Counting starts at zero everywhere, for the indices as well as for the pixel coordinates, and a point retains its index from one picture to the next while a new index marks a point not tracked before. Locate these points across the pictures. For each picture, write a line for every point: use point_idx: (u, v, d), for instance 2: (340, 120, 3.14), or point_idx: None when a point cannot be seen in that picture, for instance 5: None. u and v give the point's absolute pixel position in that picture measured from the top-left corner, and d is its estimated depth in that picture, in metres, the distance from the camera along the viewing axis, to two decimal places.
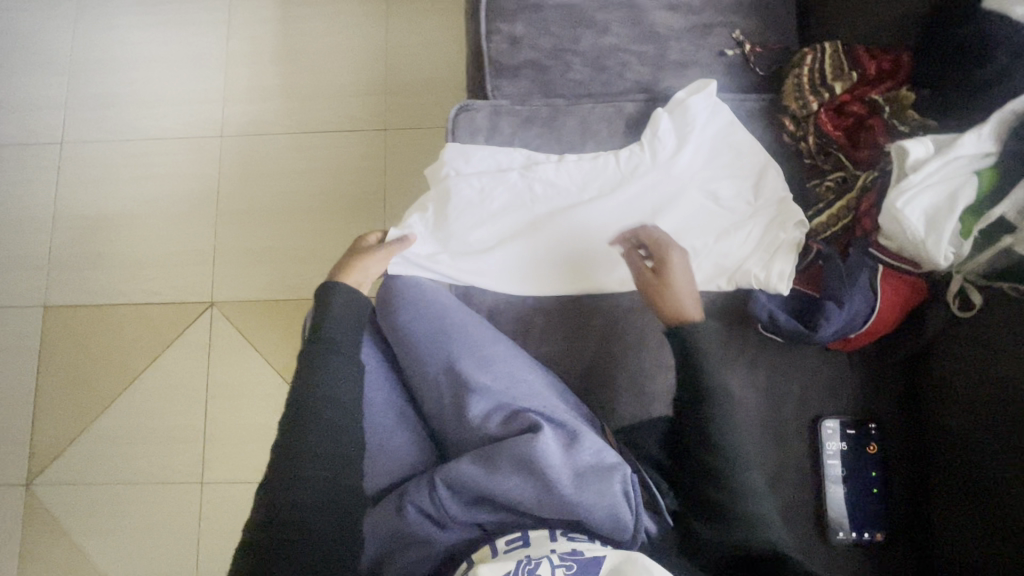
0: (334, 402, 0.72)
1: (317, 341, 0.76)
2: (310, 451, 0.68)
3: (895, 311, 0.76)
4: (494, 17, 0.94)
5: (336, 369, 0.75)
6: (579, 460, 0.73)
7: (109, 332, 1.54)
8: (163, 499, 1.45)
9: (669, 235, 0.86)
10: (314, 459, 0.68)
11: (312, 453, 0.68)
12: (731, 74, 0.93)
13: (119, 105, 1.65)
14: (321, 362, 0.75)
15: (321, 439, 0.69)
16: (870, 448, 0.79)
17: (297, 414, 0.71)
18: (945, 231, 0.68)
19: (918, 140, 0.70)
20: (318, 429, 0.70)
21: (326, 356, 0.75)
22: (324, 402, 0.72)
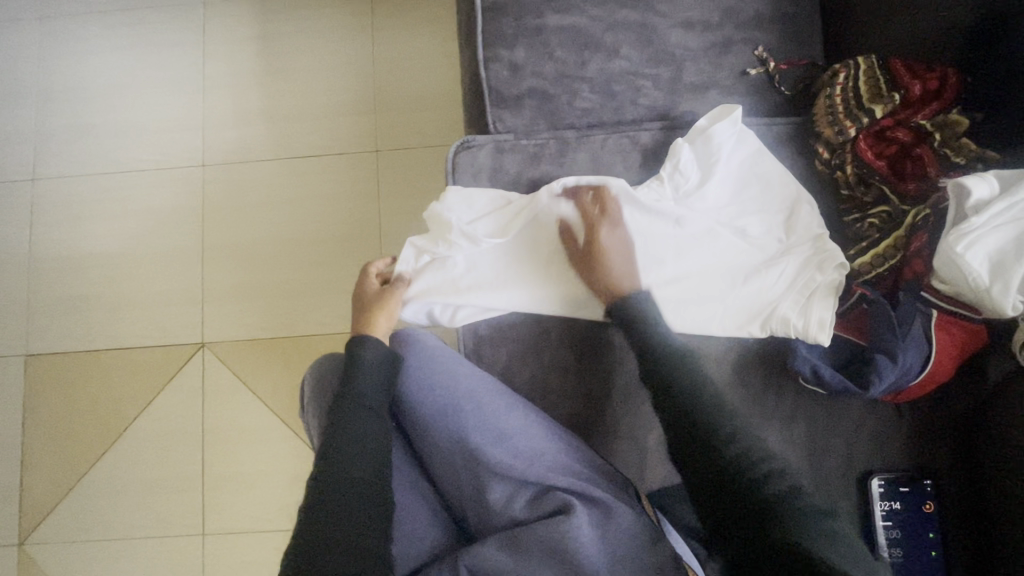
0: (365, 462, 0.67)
1: (347, 399, 0.72)
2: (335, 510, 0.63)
3: (950, 362, 0.69)
4: (491, 43, 0.86)
5: (363, 427, 0.70)
6: (616, 542, 0.66)
7: (97, 379, 1.46)
8: (164, 553, 1.38)
9: (697, 278, 0.79)
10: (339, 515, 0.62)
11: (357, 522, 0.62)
12: (754, 95, 0.85)
13: (92, 135, 1.55)
14: (353, 419, 0.70)
15: (347, 500, 0.64)
16: (926, 506, 0.72)
17: (326, 470, 0.66)
18: (1013, 280, 0.60)
19: (980, 177, 0.62)
20: (347, 490, 0.64)
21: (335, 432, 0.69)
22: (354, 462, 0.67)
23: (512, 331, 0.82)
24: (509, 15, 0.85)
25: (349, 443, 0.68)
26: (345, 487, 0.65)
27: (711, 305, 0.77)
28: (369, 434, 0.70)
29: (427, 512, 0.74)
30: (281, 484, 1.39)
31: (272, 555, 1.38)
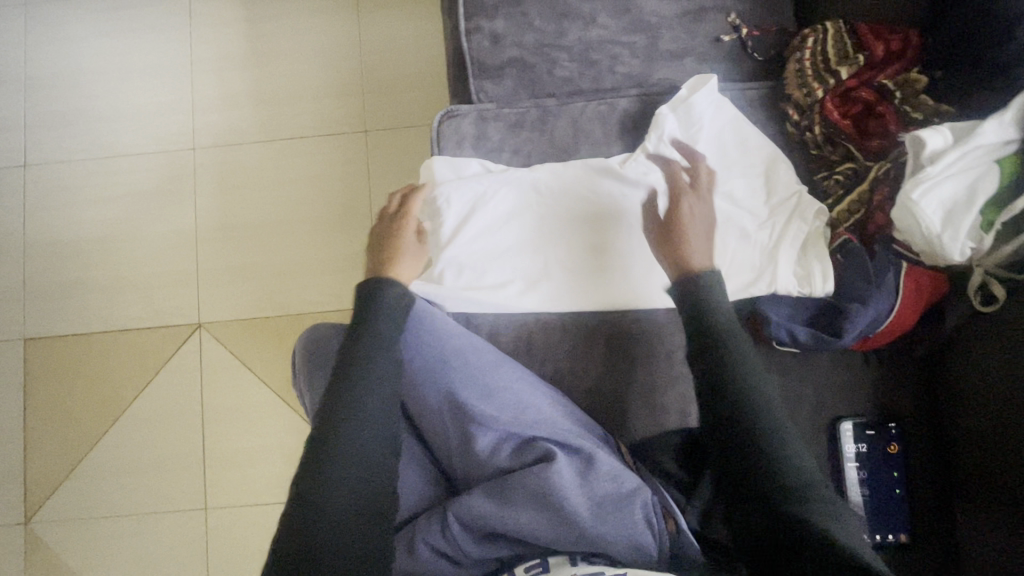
0: (370, 430, 0.66)
1: (355, 365, 0.69)
2: (339, 475, 0.63)
3: (914, 308, 0.73)
4: (472, 14, 0.88)
5: (375, 389, 0.68)
6: (598, 487, 0.70)
7: (95, 361, 1.49)
8: (167, 529, 1.41)
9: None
10: (343, 479, 0.63)
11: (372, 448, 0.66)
12: (727, 61, 0.88)
13: (82, 121, 1.56)
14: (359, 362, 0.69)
15: (344, 467, 0.63)
16: (892, 447, 0.77)
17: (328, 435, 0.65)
18: (963, 226, 0.64)
19: (935, 129, 0.66)
20: (349, 456, 0.64)
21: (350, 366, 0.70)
22: (358, 427, 0.66)
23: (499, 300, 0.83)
24: None
25: (359, 414, 0.66)
26: (347, 457, 0.64)
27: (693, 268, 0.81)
28: (379, 397, 0.68)
29: (419, 465, 0.79)
30: (280, 461, 1.42)
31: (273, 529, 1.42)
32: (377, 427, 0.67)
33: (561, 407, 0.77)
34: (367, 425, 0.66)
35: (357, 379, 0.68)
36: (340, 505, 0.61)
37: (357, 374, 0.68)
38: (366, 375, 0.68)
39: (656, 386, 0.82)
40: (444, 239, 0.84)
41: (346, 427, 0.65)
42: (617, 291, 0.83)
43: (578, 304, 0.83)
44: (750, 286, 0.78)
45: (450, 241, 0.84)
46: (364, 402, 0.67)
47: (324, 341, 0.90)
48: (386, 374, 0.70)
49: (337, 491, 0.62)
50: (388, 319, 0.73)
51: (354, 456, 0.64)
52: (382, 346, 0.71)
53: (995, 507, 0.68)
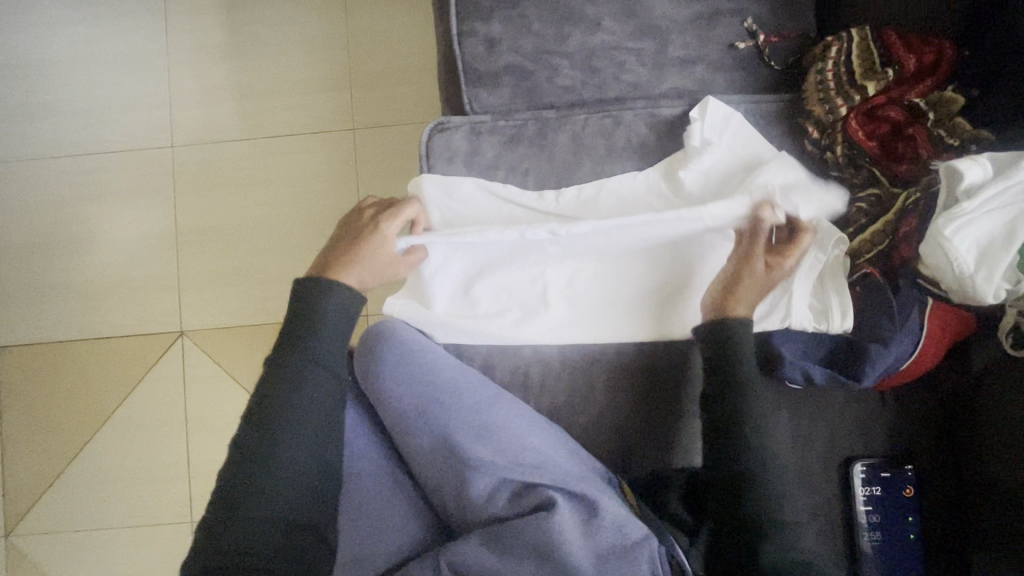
0: (291, 464, 0.65)
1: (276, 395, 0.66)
2: (258, 507, 0.63)
3: (936, 348, 0.69)
4: (465, 15, 0.81)
5: (297, 419, 0.66)
6: (601, 538, 0.65)
7: (74, 370, 1.43)
8: (153, 542, 1.38)
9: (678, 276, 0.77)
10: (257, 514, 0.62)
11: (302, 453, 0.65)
12: (742, 70, 0.81)
13: (53, 115, 1.47)
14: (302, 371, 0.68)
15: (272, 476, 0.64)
16: (907, 490, 0.73)
17: (242, 470, 0.64)
18: (999, 266, 0.59)
19: (971, 159, 0.60)
20: (262, 491, 0.63)
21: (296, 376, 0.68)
22: (273, 460, 0.64)
23: (494, 332, 0.78)
24: None
25: (272, 447, 0.64)
26: (262, 490, 0.63)
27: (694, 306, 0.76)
28: (304, 428, 0.66)
29: (408, 509, 0.74)
30: None
31: None
32: (297, 460, 0.65)
33: (563, 447, 0.72)
34: (285, 459, 0.65)
35: (274, 409, 0.66)
36: (252, 542, 0.62)
37: (278, 405, 0.66)
38: (287, 407, 0.66)
39: (659, 421, 0.78)
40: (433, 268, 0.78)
41: (262, 461, 0.64)
42: (618, 322, 0.77)
43: (579, 335, 0.78)
44: (760, 320, 0.73)
45: (436, 269, 0.78)
46: (284, 435, 0.65)
47: None
48: (312, 403, 0.67)
49: (252, 529, 0.62)
50: (323, 340, 0.69)
51: (268, 489, 0.63)
52: (311, 372, 0.68)
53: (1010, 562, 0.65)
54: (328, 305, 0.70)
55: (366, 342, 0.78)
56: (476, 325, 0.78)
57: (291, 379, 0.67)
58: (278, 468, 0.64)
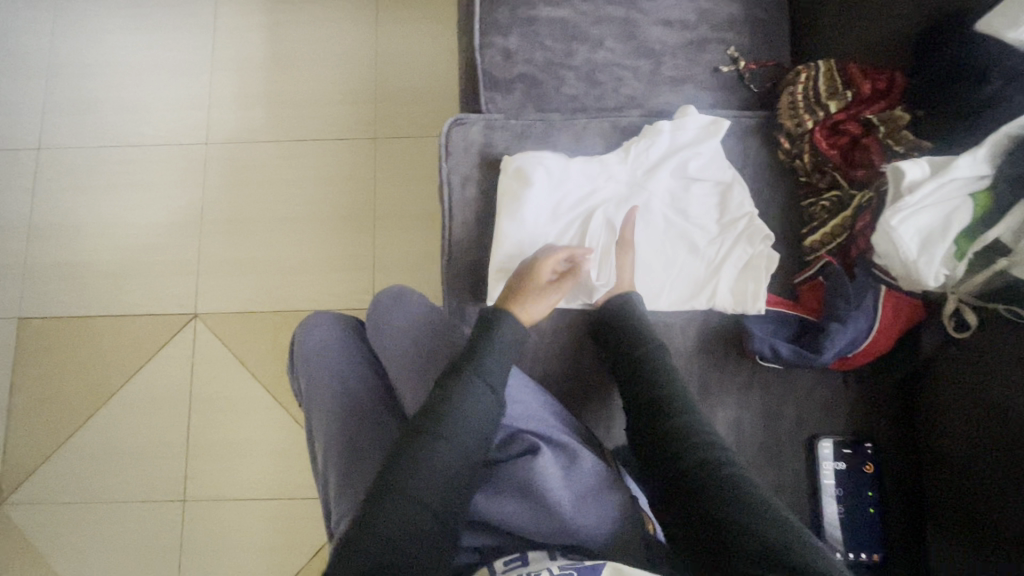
0: (454, 449, 0.69)
1: (449, 400, 0.71)
2: (402, 506, 0.66)
3: (893, 331, 0.76)
4: (487, 30, 0.94)
5: (461, 427, 0.70)
6: (579, 482, 0.71)
7: (87, 345, 1.49)
8: (143, 519, 1.40)
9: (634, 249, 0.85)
10: (405, 511, 0.66)
11: (445, 456, 0.69)
12: (725, 90, 0.93)
13: (101, 110, 1.60)
14: (463, 390, 0.72)
15: (422, 483, 0.67)
16: (867, 467, 0.80)
17: (409, 455, 0.68)
18: (937, 254, 0.68)
19: (913, 161, 0.70)
20: (415, 494, 0.67)
21: (465, 391, 0.72)
22: (430, 461, 0.68)
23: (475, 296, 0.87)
24: (504, 6, 0.94)
25: (441, 447, 0.69)
26: (407, 493, 0.66)
27: (651, 279, 0.84)
28: (461, 433, 0.70)
29: None
30: (266, 456, 1.42)
31: (250, 525, 1.39)
32: (450, 466, 0.69)
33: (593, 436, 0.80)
34: (440, 464, 0.68)
35: (431, 414, 0.71)
36: (398, 538, 0.64)
37: (442, 418, 0.70)
38: (463, 403, 0.71)
39: None
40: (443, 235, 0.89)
41: (412, 467, 0.67)
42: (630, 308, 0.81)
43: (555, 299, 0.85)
44: (691, 298, 0.83)
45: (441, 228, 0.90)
46: (438, 441, 0.69)
47: (321, 332, 0.86)
48: (478, 415, 0.72)
49: (400, 516, 0.65)
50: (495, 360, 0.75)
51: (414, 493, 0.66)
52: (488, 374, 0.74)
53: (965, 536, 0.70)
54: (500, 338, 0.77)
55: (374, 306, 0.87)
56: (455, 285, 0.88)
57: (467, 388, 0.72)
58: (433, 471, 0.68)
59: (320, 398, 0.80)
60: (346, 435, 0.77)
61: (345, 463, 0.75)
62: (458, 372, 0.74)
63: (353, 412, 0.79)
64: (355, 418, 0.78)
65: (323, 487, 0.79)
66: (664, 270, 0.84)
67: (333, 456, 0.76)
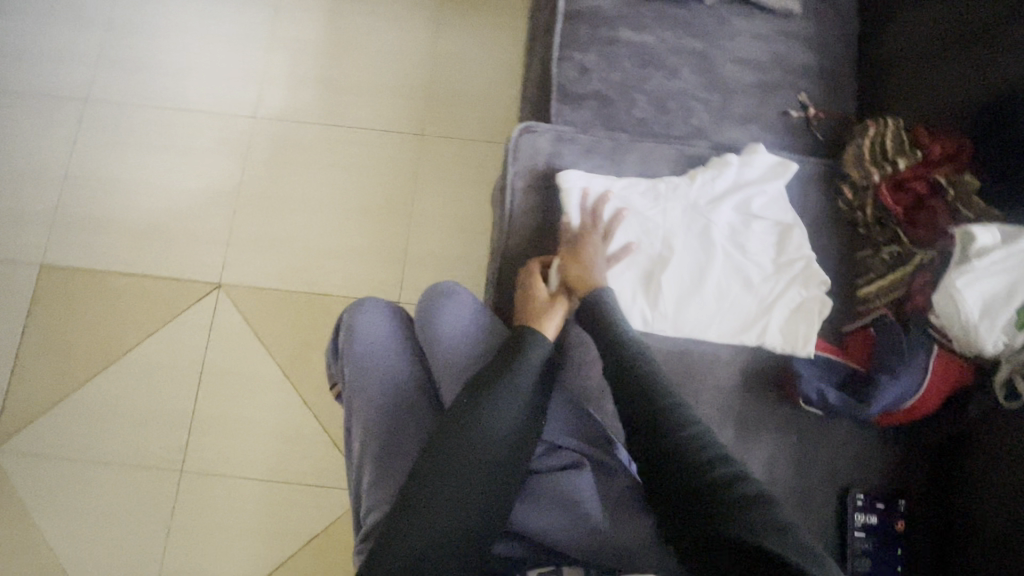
0: (485, 453, 0.69)
1: (481, 402, 0.71)
2: (433, 504, 0.65)
3: (939, 392, 0.76)
4: (566, 44, 0.95)
5: (495, 422, 0.70)
6: (612, 494, 0.73)
7: (105, 301, 1.47)
8: (136, 485, 1.37)
9: (690, 277, 0.85)
10: (437, 502, 0.65)
11: (475, 459, 0.68)
12: (792, 134, 0.94)
13: (153, 70, 1.60)
14: (497, 395, 0.72)
15: (451, 481, 0.67)
16: (898, 524, 0.80)
17: (442, 453, 0.68)
18: (999, 319, 0.69)
19: (984, 227, 0.71)
20: (449, 486, 0.66)
21: (495, 396, 0.72)
22: (461, 461, 0.68)
23: None
24: (586, 24, 0.95)
25: (473, 449, 0.69)
26: (439, 489, 0.66)
27: (705, 307, 0.84)
28: (493, 427, 0.70)
29: None
30: (270, 438, 1.40)
31: (244, 505, 1.36)
32: (484, 461, 0.68)
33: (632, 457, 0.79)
34: (471, 465, 0.68)
35: (463, 413, 0.71)
36: (432, 531, 0.64)
37: (471, 419, 0.70)
38: (495, 406, 0.71)
39: None
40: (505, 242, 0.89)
41: (445, 459, 0.68)
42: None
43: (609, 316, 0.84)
44: (741, 332, 0.84)
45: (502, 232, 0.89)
46: (467, 441, 0.69)
47: (372, 319, 0.83)
48: (506, 422, 0.71)
49: (429, 514, 0.65)
50: (525, 370, 0.74)
51: (445, 491, 0.66)
52: (521, 381, 0.73)
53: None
54: (532, 350, 0.76)
55: (425, 299, 0.85)
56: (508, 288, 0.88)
57: (497, 391, 0.72)
58: (467, 465, 0.68)
59: (367, 389, 0.79)
60: (391, 430, 0.76)
61: (387, 458, 0.74)
62: (492, 375, 0.74)
63: (397, 407, 0.78)
64: (402, 413, 0.78)
65: (353, 477, 0.78)
66: (719, 300, 0.84)
67: (375, 448, 0.75)
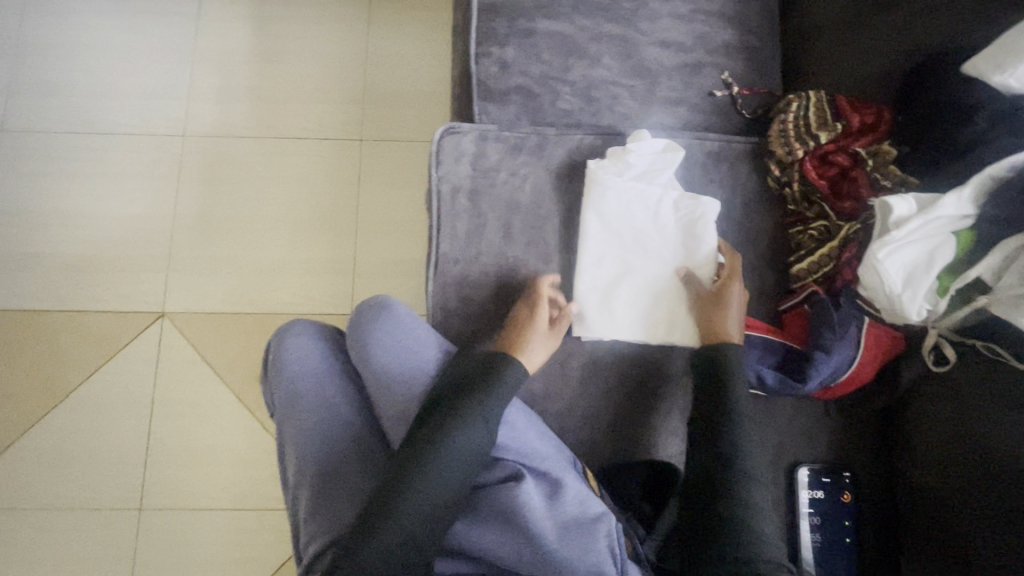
0: (466, 457, 0.68)
1: (463, 406, 0.70)
2: (406, 507, 0.64)
3: (874, 362, 0.77)
4: (484, 39, 0.92)
5: (475, 426, 0.70)
6: (564, 511, 0.69)
7: (42, 341, 1.40)
8: (95, 527, 1.32)
9: (638, 283, 0.84)
10: (396, 526, 0.63)
11: (454, 463, 0.67)
12: (719, 115, 0.94)
13: (71, 94, 1.52)
14: (478, 400, 0.71)
15: (429, 485, 0.65)
16: (846, 497, 0.80)
17: (419, 455, 0.67)
18: (921, 288, 0.69)
19: (901, 197, 0.71)
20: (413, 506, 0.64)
21: (476, 399, 0.71)
22: (440, 464, 0.67)
23: (460, 305, 0.85)
24: (502, 17, 0.93)
25: (453, 452, 0.67)
26: (415, 493, 0.65)
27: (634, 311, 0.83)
28: (460, 447, 0.68)
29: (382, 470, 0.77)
30: (230, 465, 1.36)
31: (210, 535, 1.33)
32: (447, 481, 0.67)
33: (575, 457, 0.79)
34: (448, 469, 0.67)
35: (444, 415, 0.70)
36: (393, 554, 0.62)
37: (452, 421, 0.69)
38: (477, 410, 0.70)
39: (624, 417, 0.84)
40: (439, 253, 0.86)
41: (410, 480, 0.65)
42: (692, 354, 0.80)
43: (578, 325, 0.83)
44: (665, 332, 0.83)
45: (436, 240, 0.86)
46: (448, 443, 0.68)
47: (300, 341, 0.82)
48: (489, 425, 0.71)
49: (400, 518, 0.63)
50: (507, 377, 0.74)
51: (420, 495, 0.65)
52: (504, 386, 0.73)
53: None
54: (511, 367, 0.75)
55: (357, 314, 0.83)
56: (444, 297, 0.85)
57: (481, 393, 0.72)
58: (429, 486, 0.65)
59: (295, 415, 0.77)
60: (323, 454, 0.73)
61: (321, 485, 0.71)
62: (474, 380, 0.73)
63: (325, 430, 0.75)
64: (332, 434, 0.75)
65: (293, 509, 0.75)
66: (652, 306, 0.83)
67: (308, 476, 0.72)
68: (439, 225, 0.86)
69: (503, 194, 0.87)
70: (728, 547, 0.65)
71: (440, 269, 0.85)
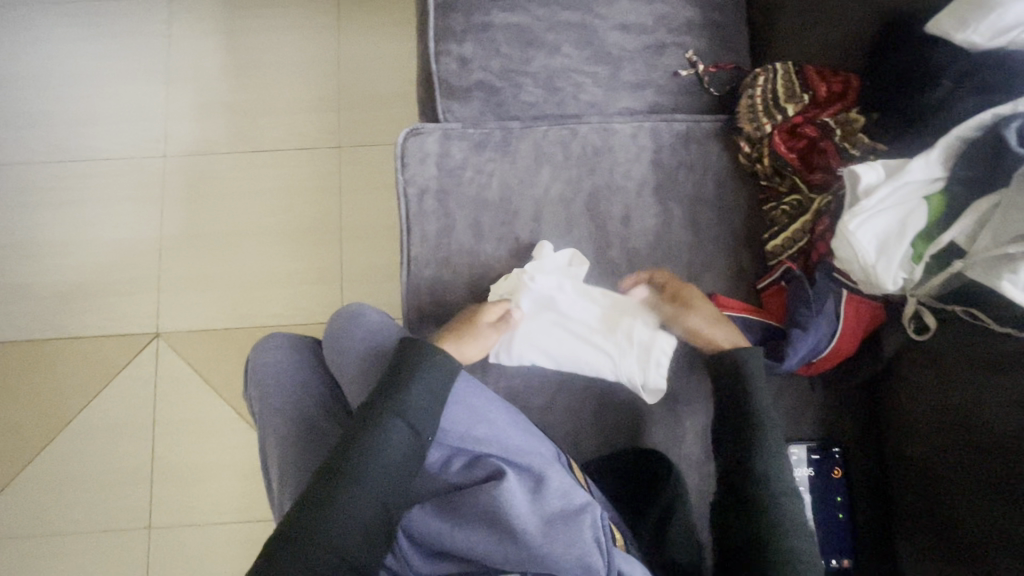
0: (410, 434, 0.69)
1: (404, 386, 0.71)
2: (349, 485, 0.65)
3: (855, 335, 0.76)
4: (442, 37, 0.91)
5: (416, 403, 0.71)
6: (548, 505, 0.67)
7: (41, 369, 1.42)
8: (107, 547, 1.34)
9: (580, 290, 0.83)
10: (342, 506, 0.63)
11: (396, 441, 0.68)
12: (685, 95, 0.92)
13: (51, 123, 1.53)
14: (418, 378, 0.72)
15: (372, 464, 0.66)
16: (836, 471, 0.79)
17: (362, 436, 0.68)
18: (895, 256, 0.67)
19: (869, 165, 0.70)
20: (360, 489, 0.65)
21: (418, 378, 0.72)
22: (383, 443, 0.68)
23: (435, 307, 0.85)
24: (458, 13, 0.91)
25: (395, 430, 0.68)
26: (358, 472, 0.66)
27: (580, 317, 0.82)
28: (404, 425, 0.69)
29: None
30: (234, 478, 1.38)
31: (219, 547, 1.35)
32: (392, 467, 0.67)
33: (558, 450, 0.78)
34: (391, 448, 0.68)
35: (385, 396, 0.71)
36: (334, 535, 0.62)
37: (394, 402, 0.70)
38: (418, 389, 0.72)
39: (607, 406, 0.83)
40: (411, 256, 0.86)
41: (352, 469, 0.66)
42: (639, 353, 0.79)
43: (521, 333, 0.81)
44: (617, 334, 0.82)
45: (410, 240, 0.86)
46: (390, 423, 0.69)
47: (273, 354, 0.84)
48: (431, 403, 0.72)
49: (344, 495, 0.64)
50: (446, 356, 0.75)
51: (364, 474, 0.66)
52: (444, 364, 0.74)
53: (936, 552, 0.69)
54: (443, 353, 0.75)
55: (331, 325, 0.84)
56: (418, 299, 0.85)
57: (422, 373, 0.72)
58: (373, 465, 0.66)
59: (271, 426, 0.77)
60: (299, 461, 0.73)
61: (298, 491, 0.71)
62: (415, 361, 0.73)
63: (300, 437, 0.75)
64: (307, 441, 0.75)
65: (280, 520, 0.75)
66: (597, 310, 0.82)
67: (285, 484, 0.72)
68: (409, 227, 0.86)
69: (470, 192, 0.87)
70: (754, 540, 0.64)
71: (413, 271, 0.85)
